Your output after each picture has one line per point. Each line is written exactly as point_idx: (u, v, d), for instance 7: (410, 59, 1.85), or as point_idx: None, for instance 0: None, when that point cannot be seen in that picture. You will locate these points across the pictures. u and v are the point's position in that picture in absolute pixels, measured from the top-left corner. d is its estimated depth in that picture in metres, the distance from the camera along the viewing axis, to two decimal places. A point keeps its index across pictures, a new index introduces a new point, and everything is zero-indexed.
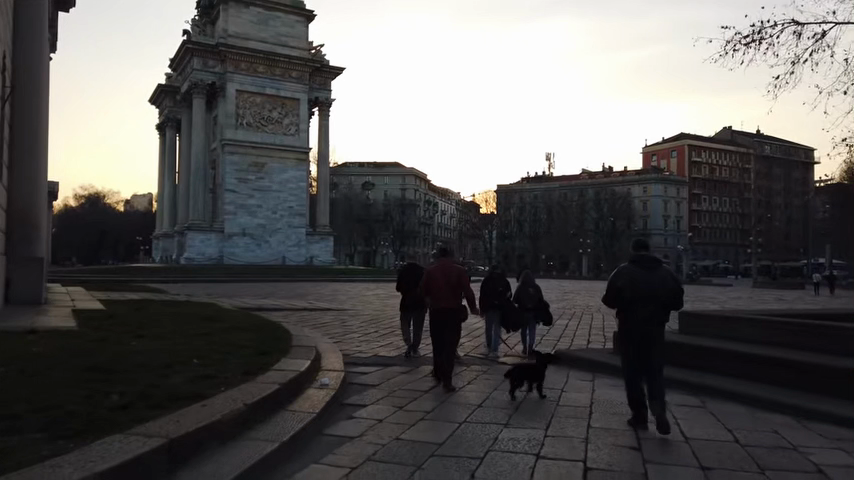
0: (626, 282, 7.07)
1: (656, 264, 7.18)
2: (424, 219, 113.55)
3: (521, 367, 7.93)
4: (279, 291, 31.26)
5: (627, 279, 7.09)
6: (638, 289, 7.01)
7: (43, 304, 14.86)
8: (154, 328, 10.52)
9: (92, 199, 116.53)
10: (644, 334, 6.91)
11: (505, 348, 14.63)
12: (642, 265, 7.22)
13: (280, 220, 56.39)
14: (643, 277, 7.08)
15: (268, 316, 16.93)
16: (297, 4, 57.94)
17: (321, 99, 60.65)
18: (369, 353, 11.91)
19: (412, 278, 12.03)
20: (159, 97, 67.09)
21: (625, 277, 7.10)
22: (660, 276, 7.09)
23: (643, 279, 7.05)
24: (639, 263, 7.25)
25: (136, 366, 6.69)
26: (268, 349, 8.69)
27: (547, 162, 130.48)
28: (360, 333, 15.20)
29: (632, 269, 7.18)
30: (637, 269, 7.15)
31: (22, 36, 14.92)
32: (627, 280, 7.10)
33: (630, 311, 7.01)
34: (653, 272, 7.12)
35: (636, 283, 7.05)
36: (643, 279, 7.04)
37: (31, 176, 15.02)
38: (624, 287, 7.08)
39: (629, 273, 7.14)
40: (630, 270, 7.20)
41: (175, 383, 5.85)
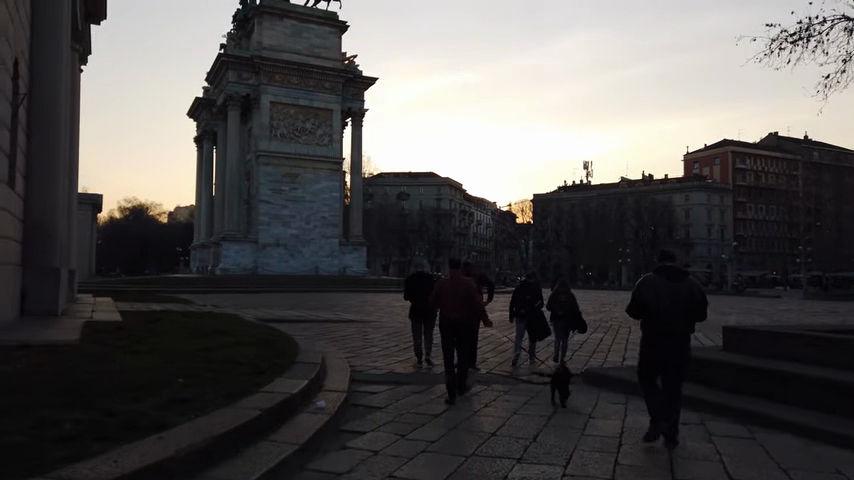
0: (650, 292, 6.88)
1: (683, 276, 7.00)
2: (459, 229, 112.70)
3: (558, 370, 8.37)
4: (307, 302, 30.79)
5: (652, 290, 6.89)
6: (662, 297, 6.82)
7: (60, 315, 14.63)
8: (157, 343, 10.02)
9: (136, 211, 119.23)
10: (668, 344, 6.72)
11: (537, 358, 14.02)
12: (668, 275, 7.03)
13: (313, 231, 56.35)
14: (668, 288, 6.89)
15: (287, 329, 16.38)
16: (330, 15, 58.14)
17: (354, 109, 60.51)
18: (384, 369, 11.17)
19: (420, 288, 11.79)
20: (197, 110, 68.23)
21: (649, 287, 6.90)
22: (686, 285, 6.94)
23: (668, 290, 6.87)
24: (665, 273, 7.06)
25: (109, 387, 6.11)
26: (267, 365, 8.05)
27: (585, 170, 128.13)
28: (380, 347, 14.48)
29: (657, 280, 6.99)
30: (662, 280, 6.94)
31: (39, 42, 14.61)
32: (651, 292, 6.91)
33: (654, 322, 6.80)
34: (680, 282, 6.92)
35: (660, 292, 6.88)
36: (668, 291, 6.85)
37: (49, 184, 14.77)
38: (647, 297, 6.88)
39: (653, 285, 6.94)
40: (656, 280, 7.00)
41: (139, 412, 5.20)
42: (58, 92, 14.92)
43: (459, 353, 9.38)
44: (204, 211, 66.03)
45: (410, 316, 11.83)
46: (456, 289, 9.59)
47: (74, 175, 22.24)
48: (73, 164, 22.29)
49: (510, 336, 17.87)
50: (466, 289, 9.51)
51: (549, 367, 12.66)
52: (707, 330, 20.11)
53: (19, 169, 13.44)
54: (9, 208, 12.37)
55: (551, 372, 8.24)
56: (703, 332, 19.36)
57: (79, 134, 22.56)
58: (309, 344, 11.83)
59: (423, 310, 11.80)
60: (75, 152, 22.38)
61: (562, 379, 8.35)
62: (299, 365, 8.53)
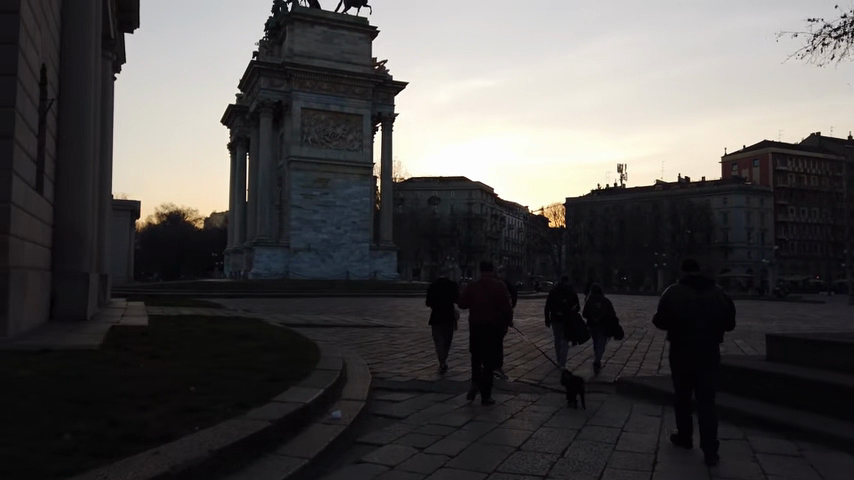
0: (674, 304, 6.69)
1: (709, 286, 6.77)
2: (490, 234, 111.93)
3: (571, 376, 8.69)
4: (336, 306, 30.69)
5: (677, 302, 6.68)
6: (689, 306, 6.62)
7: (88, 320, 14.69)
8: (179, 348, 9.88)
9: (172, 217, 121.71)
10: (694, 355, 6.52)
11: (569, 365, 13.66)
12: (693, 285, 6.80)
13: (344, 236, 56.50)
14: (696, 297, 6.67)
15: (313, 334, 16.16)
16: (360, 21, 58.40)
17: (384, 114, 60.50)
18: (408, 376, 10.84)
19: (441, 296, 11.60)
20: (230, 117, 69.25)
21: (675, 297, 6.72)
22: (712, 295, 6.69)
23: (694, 301, 6.64)
24: (690, 283, 6.83)
25: (117, 395, 5.88)
26: (284, 373, 7.78)
27: (619, 173, 125.98)
28: (406, 353, 14.14)
29: (682, 291, 6.77)
30: (688, 289, 6.71)
31: (69, 50, 14.82)
32: (677, 303, 6.69)
33: (682, 334, 6.61)
34: (705, 292, 6.71)
35: (686, 302, 6.67)
36: (695, 302, 6.62)
37: (77, 189, 14.89)
38: (674, 307, 6.69)
39: (679, 295, 6.73)
40: (681, 291, 6.77)
41: (142, 423, 4.94)
42: (87, 98, 15.08)
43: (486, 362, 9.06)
44: (237, 217, 66.86)
45: (431, 323, 11.55)
46: (486, 293, 9.43)
47: (105, 180, 22.52)
48: (105, 170, 22.59)
49: (540, 343, 17.50)
50: (497, 292, 9.37)
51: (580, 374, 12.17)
52: (748, 338, 19.26)
53: (48, 174, 13.53)
54: (38, 213, 12.43)
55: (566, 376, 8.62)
56: (745, 340, 18.52)
57: (110, 140, 22.84)
58: (335, 350, 11.53)
59: (443, 316, 11.54)
60: (106, 157, 22.65)
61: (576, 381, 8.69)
62: (318, 372, 8.20)
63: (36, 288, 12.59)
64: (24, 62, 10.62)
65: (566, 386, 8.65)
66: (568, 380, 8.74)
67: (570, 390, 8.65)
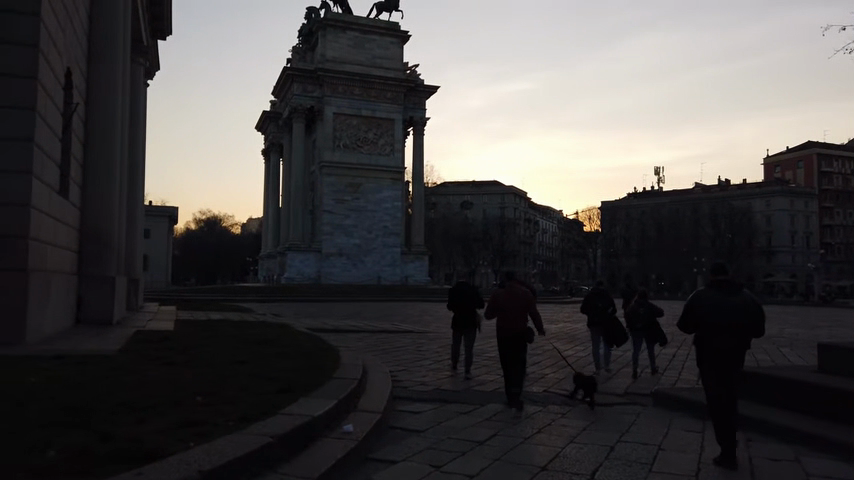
0: (700, 305, 6.68)
1: (737, 290, 6.72)
2: (524, 238, 110.81)
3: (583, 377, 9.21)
4: (367, 311, 30.50)
5: (702, 305, 6.68)
6: (718, 312, 6.56)
7: (114, 324, 14.72)
8: (196, 354, 9.66)
9: (209, 222, 123.79)
10: (720, 358, 6.45)
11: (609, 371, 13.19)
12: (722, 288, 6.76)
13: (375, 240, 56.44)
14: (724, 302, 6.61)
15: (339, 340, 15.84)
16: (391, 25, 58.43)
17: (416, 119, 60.24)
18: (431, 386, 10.39)
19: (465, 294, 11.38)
20: (265, 123, 70.04)
21: (702, 303, 6.69)
22: (742, 300, 6.63)
23: (722, 305, 6.59)
24: (716, 287, 6.80)
25: (115, 406, 5.60)
26: (297, 382, 7.42)
27: (656, 176, 123.23)
28: (432, 361, 13.69)
29: (709, 294, 6.74)
30: (713, 292, 6.71)
31: (97, 53, 14.96)
32: (705, 307, 6.66)
33: (710, 340, 6.55)
34: (731, 296, 6.66)
35: (711, 307, 6.65)
36: (723, 306, 6.57)
37: (103, 193, 14.93)
38: (701, 313, 6.66)
39: (704, 298, 6.73)
40: (707, 295, 6.76)
41: (130, 441, 4.59)
42: (114, 102, 15.15)
43: (515, 368, 9.14)
44: (271, 221, 67.53)
45: (452, 327, 11.43)
46: (512, 300, 9.60)
47: (137, 186, 22.72)
48: (136, 176, 22.81)
49: (572, 350, 16.90)
50: (523, 299, 9.57)
51: (613, 383, 11.55)
52: (796, 347, 18.22)
53: (75, 179, 13.58)
54: (63, 216, 12.42)
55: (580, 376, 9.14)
56: (792, 349, 17.48)
57: (141, 146, 23.05)
58: (357, 357, 11.15)
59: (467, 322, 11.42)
60: (138, 162, 22.85)
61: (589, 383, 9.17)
62: (334, 382, 7.80)
63: (61, 292, 12.60)
64: (47, 64, 10.61)
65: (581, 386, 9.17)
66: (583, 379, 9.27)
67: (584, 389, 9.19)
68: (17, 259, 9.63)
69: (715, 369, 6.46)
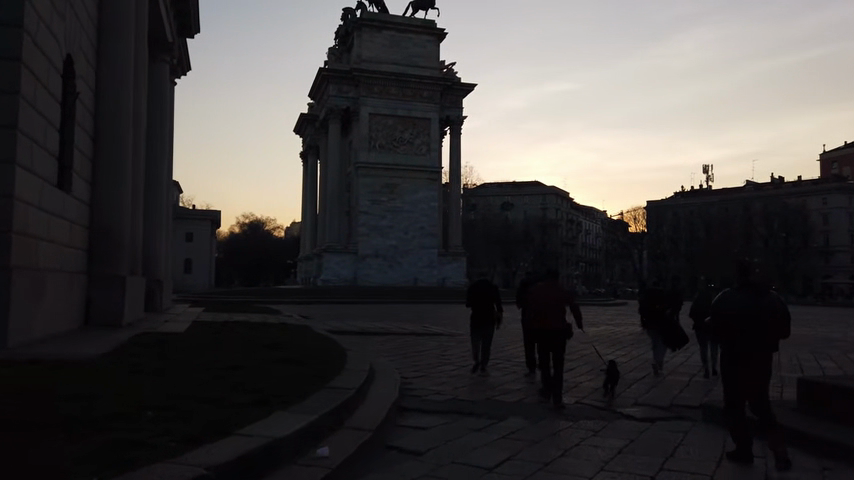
0: (724, 309, 6.45)
1: (764, 293, 6.47)
2: (566, 240, 108.28)
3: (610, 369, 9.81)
4: (398, 313, 29.55)
5: (727, 306, 6.44)
6: (745, 316, 6.33)
7: (124, 326, 14.06)
8: (186, 359, 8.85)
9: (252, 226, 125.33)
10: (748, 371, 6.26)
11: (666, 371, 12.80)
12: (749, 291, 6.50)
13: (412, 241, 55.58)
14: (751, 307, 6.36)
15: (361, 344, 14.92)
16: (427, 23, 57.54)
17: (453, 118, 59.07)
18: (447, 395, 9.22)
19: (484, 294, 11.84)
20: (303, 126, 70.15)
21: (728, 304, 6.44)
22: (768, 302, 6.38)
23: (747, 308, 6.36)
24: (744, 288, 6.53)
25: (41, 429, 4.72)
26: (284, 389, 6.57)
27: (705, 174, 118.58)
28: (455, 366, 12.56)
29: (735, 296, 6.51)
30: (739, 294, 6.49)
31: (107, 43, 14.44)
32: (731, 307, 6.43)
33: (731, 346, 6.39)
34: (759, 299, 6.40)
35: (737, 310, 6.39)
36: (749, 309, 6.34)
37: (113, 190, 14.33)
38: (724, 318, 6.43)
39: (729, 299, 6.51)
40: (735, 297, 6.49)
41: (12, 474, 3.56)
42: (124, 95, 14.63)
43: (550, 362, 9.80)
44: (308, 224, 67.42)
45: (471, 326, 11.70)
46: (550, 296, 10.06)
47: (157, 186, 22.34)
48: (158, 176, 22.46)
49: (610, 354, 15.46)
50: (561, 297, 10.00)
51: (652, 392, 10.27)
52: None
53: (80, 173, 13.00)
54: (63, 212, 11.82)
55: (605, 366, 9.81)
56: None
57: (163, 146, 22.71)
58: (367, 363, 10.04)
59: (486, 319, 11.69)
60: (159, 162, 22.51)
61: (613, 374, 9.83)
62: (321, 390, 6.67)
63: (62, 292, 11.97)
64: (35, 47, 9.98)
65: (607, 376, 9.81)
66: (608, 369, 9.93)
67: (608, 379, 9.82)
68: (6, 255, 9.05)
69: (748, 374, 6.27)
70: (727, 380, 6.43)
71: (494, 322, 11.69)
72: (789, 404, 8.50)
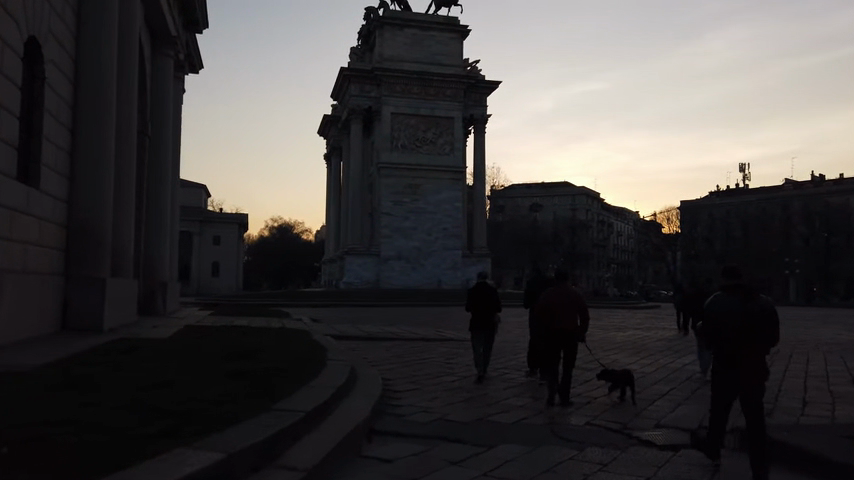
0: (715, 313, 6.18)
1: (752, 295, 6.18)
2: (597, 241, 105.61)
3: (617, 372, 9.31)
4: (416, 317, 28.31)
5: (716, 311, 6.19)
6: (735, 320, 6.05)
7: (105, 331, 13.02)
8: (134, 371, 7.77)
9: (281, 229, 125.73)
10: (738, 376, 5.95)
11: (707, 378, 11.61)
12: (739, 296, 6.23)
13: (436, 242, 54.30)
14: (740, 309, 6.09)
15: (360, 352, 13.70)
16: (450, 20, 56.20)
17: (476, 116, 57.62)
18: (435, 414, 7.91)
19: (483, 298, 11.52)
20: (327, 127, 69.61)
21: (715, 308, 6.19)
22: (756, 304, 6.10)
23: (737, 310, 6.09)
24: (730, 291, 6.27)
25: None
26: (203, 415, 5.39)
27: (742, 172, 114.32)
28: (455, 377, 11.22)
29: (723, 299, 6.22)
30: (726, 298, 6.21)
31: (86, 31, 13.53)
32: (721, 313, 6.15)
33: (719, 351, 6.08)
34: (748, 303, 6.12)
35: (728, 315, 6.11)
36: (738, 312, 6.07)
37: (94, 188, 13.39)
38: (712, 322, 6.17)
39: (718, 303, 6.24)
40: (722, 301, 6.23)
41: None
42: (107, 87, 13.75)
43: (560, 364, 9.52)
44: (331, 226, 66.80)
45: (470, 328, 11.33)
46: (561, 297, 9.84)
47: (161, 185, 21.79)
48: (160, 175, 21.80)
49: (635, 364, 13.88)
50: (575, 298, 9.80)
51: (677, 410, 8.81)
52: None
53: (52, 167, 12.09)
54: (28, 208, 10.97)
55: (615, 372, 9.26)
56: None
57: (167, 143, 22.07)
58: (343, 374, 8.59)
59: (485, 323, 11.32)
60: (162, 160, 21.86)
61: (626, 377, 9.28)
62: (251, 418, 5.34)
63: (28, 295, 11.03)
64: None
65: (616, 379, 9.29)
66: (617, 374, 9.38)
67: (620, 382, 9.28)
68: None
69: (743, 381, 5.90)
70: (718, 387, 6.15)
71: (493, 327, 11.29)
72: (843, 431, 7.02)
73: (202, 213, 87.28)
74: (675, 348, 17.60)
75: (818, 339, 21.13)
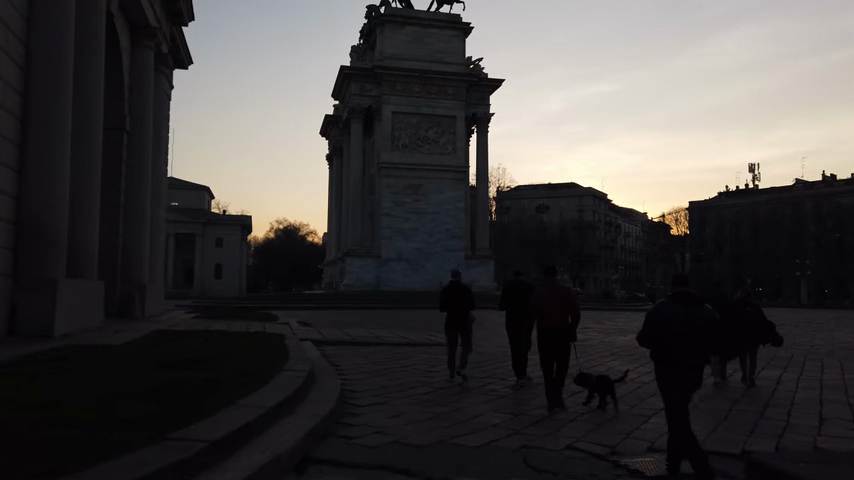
0: (659, 319, 5.98)
1: (695, 302, 6.00)
2: (606, 242, 103.94)
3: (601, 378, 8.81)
4: (412, 321, 27.09)
5: (660, 316, 5.99)
6: (674, 331, 5.88)
7: (57, 338, 12.07)
8: (48, 386, 6.82)
9: (287, 231, 124.92)
10: (676, 391, 5.80)
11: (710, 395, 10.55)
12: (682, 303, 6.03)
13: (437, 244, 53.12)
14: (681, 317, 5.92)
15: (335, 362, 12.67)
16: (452, 18, 55.08)
17: (479, 115, 56.49)
18: (391, 436, 6.84)
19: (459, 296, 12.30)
20: (328, 128, 68.69)
21: (659, 315, 6.00)
22: (701, 312, 5.96)
23: (682, 319, 5.91)
24: (675, 299, 6.09)
25: None
26: (65, 454, 4.47)
27: (752, 172, 112.34)
28: (431, 389, 10.19)
29: (667, 308, 6.02)
30: (670, 305, 6.02)
31: (38, 13, 12.51)
32: (666, 322, 5.96)
33: (665, 358, 5.92)
34: (691, 310, 5.96)
35: (671, 323, 5.92)
36: (684, 320, 5.89)
37: (44, 182, 12.32)
38: (657, 331, 5.97)
39: (662, 310, 6.03)
40: (666, 308, 6.04)
41: None
42: (63, 75, 12.73)
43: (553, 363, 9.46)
44: (333, 227, 65.74)
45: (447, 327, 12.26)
46: (552, 295, 9.88)
47: (140, 183, 20.88)
48: (139, 172, 20.86)
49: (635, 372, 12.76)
50: (564, 295, 9.78)
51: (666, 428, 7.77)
52: None
53: None
54: None
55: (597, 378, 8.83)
56: None
57: (148, 138, 21.21)
58: (290, 387, 7.46)
59: (459, 322, 12.22)
60: (142, 154, 20.94)
61: (607, 384, 8.83)
62: (123, 464, 4.24)
63: None
64: None
65: (598, 385, 8.85)
66: (597, 381, 8.90)
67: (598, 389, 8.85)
68: None
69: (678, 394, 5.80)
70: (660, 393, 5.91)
71: (466, 326, 12.21)
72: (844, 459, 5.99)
73: (205, 215, 86.53)
74: None
75: (834, 344, 19.81)
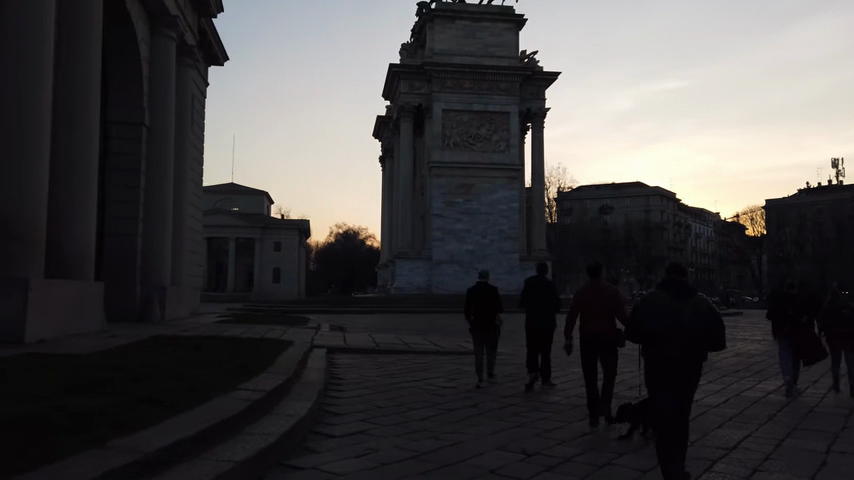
0: (644, 309, 5.10)
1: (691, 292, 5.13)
2: (675, 242, 98.33)
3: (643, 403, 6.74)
4: (453, 325, 25.00)
5: (645, 310, 5.10)
6: (658, 323, 5.01)
7: (28, 344, 10.80)
8: None
9: (346, 235, 125.05)
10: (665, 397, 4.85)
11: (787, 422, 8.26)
12: (672, 292, 5.13)
13: (490, 245, 50.79)
14: (668, 308, 5.02)
15: (336, 377, 10.78)
16: (504, 10, 52.83)
17: (533, 111, 53.85)
18: None
19: (486, 298, 10.27)
20: (381, 129, 67.48)
21: (643, 305, 5.14)
22: (694, 305, 5.03)
23: (670, 313, 4.99)
24: (666, 289, 5.18)
25: None
26: None
27: (836, 167, 103.88)
28: (434, 413, 8.17)
29: (656, 296, 5.14)
30: (657, 295, 5.12)
31: None
32: (650, 313, 5.07)
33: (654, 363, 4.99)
34: (682, 301, 5.04)
35: (657, 315, 5.03)
36: (672, 315, 4.98)
37: (14, 164, 11.12)
38: (642, 323, 5.09)
39: (648, 302, 5.14)
40: (653, 298, 5.15)
41: None
42: (39, 52, 11.45)
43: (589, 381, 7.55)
44: (386, 229, 64.33)
45: (472, 330, 10.29)
46: (597, 296, 7.86)
47: (161, 179, 19.84)
48: (157, 169, 19.80)
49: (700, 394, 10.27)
50: (613, 298, 7.77)
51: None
52: None
53: None
54: None
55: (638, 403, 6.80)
56: None
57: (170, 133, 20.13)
58: (213, 417, 5.55)
59: (486, 325, 10.23)
60: (162, 149, 19.83)
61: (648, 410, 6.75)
62: None
63: None
64: None
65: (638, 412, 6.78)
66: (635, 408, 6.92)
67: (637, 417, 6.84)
68: None
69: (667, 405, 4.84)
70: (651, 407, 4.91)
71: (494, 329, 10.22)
72: None
73: (264, 220, 87.11)
74: (759, 368, 13.67)
75: None
